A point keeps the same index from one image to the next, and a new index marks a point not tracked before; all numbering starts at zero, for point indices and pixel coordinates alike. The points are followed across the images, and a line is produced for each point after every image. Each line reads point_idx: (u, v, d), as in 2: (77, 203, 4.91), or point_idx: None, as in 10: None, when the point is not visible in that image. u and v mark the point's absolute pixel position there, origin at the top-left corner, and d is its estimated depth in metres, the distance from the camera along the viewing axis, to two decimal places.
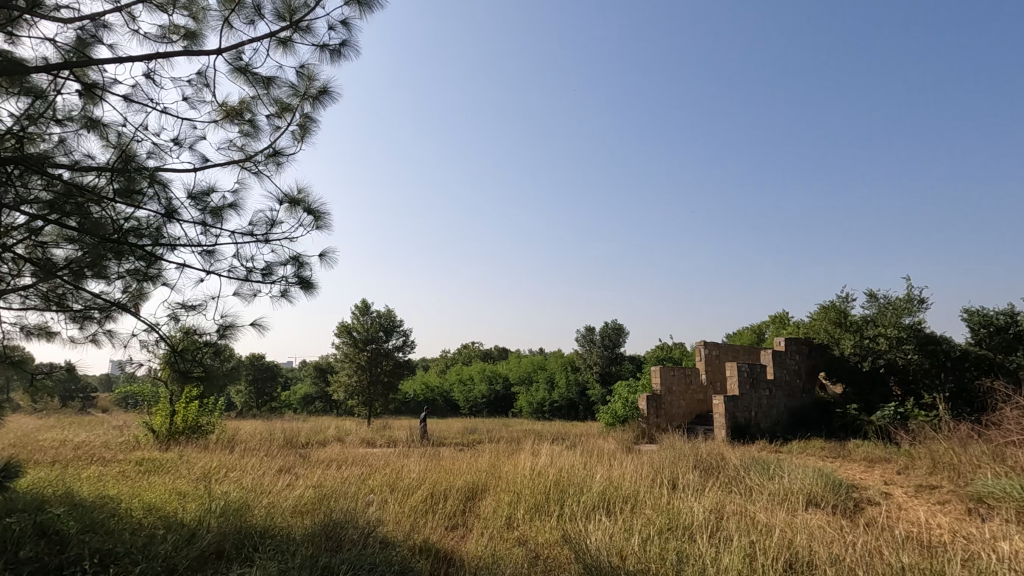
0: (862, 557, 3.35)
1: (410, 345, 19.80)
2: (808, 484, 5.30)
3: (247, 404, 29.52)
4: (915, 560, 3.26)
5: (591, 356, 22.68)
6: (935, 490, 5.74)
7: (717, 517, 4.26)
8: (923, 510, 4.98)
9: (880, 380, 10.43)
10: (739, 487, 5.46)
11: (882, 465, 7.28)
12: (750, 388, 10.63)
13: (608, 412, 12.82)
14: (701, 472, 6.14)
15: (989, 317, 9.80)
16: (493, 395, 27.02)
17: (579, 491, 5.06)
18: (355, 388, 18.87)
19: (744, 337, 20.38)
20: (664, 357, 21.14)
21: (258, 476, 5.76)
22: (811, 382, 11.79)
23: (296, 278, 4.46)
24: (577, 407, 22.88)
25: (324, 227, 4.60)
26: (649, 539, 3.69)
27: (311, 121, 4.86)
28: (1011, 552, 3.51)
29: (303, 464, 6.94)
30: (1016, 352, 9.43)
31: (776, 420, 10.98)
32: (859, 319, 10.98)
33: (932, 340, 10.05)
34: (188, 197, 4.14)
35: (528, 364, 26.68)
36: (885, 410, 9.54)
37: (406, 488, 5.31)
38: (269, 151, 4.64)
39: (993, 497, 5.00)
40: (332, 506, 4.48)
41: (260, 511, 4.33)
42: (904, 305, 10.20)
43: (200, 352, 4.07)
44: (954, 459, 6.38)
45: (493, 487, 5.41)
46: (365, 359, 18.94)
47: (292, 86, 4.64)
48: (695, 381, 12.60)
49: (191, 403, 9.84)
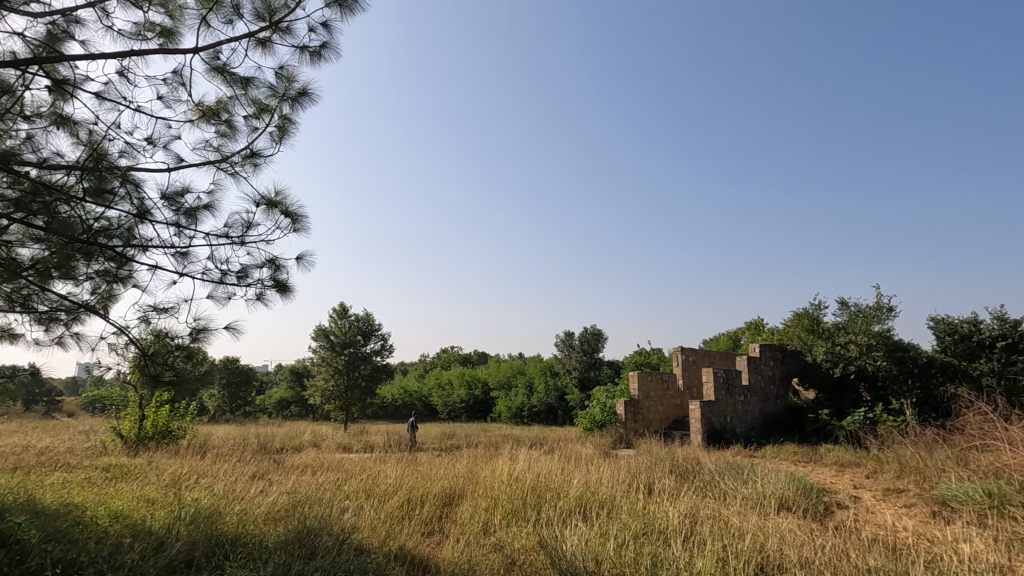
0: (830, 559, 3.43)
1: (388, 349, 19.65)
2: (781, 489, 5.39)
3: (220, 408, 28.95)
4: (881, 563, 3.35)
5: (570, 360, 22.79)
6: (901, 494, 5.91)
7: (691, 521, 4.32)
8: (890, 514, 5.12)
9: (850, 386, 10.70)
10: (714, 492, 5.54)
11: (852, 469, 7.46)
12: (726, 394, 10.80)
13: (586, 417, 12.87)
14: (676, 477, 6.21)
15: (955, 325, 10.16)
16: (472, 400, 26.90)
17: (556, 496, 5.08)
18: (332, 393, 18.63)
19: (720, 343, 20.72)
20: (642, 362, 21.35)
21: (230, 482, 5.65)
22: (785, 387, 12.03)
23: (272, 281, 4.42)
24: (555, 412, 22.71)
25: (301, 230, 4.57)
26: (625, 543, 3.73)
27: (289, 123, 4.82)
28: (972, 554, 3.63)
29: (278, 470, 6.82)
30: (978, 359, 9.78)
31: (751, 425, 11.16)
32: (831, 326, 11.30)
33: (900, 347, 10.35)
34: (162, 198, 4.07)
35: (508, 369, 26.67)
36: (856, 415, 9.77)
37: (382, 494, 5.26)
38: (246, 152, 4.59)
39: (957, 500, 5.18)
40: (306, 513, 4.41)
41: (232, 518, 4.25)
42: (874, 313, 10.52)
43: (172, 355, 4.00)
44: (920, 463, 6.57)
45: (470, 492, 5.39)
46: (343, 363, 18.71)
47: (270, 87, 4.61)
48: (672, 386, 12.75)
49: (162, 408, 9.62)
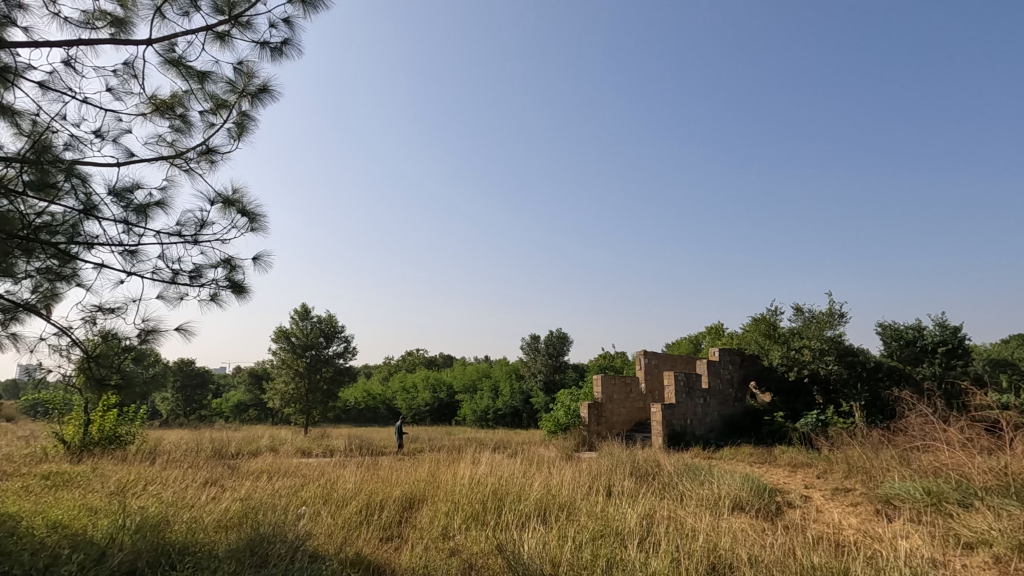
0: (777, 557, 3.55)
1: (352, 351, 19.33)
2: (735, 490, 5.54)
3: (173, 412, 27.96)
4: (825, 560, 3.47)
5: (535, 364, 23.00)
6: (848, 492, 6.16)
7: (648, 522, 4.41)
8: (838, 512, 5.33)
9: (805, 389, 11.08)
10: (672, 493, 5.66)
11: (804, 469, 7.73)
12: (686, 396, 11.03)
13: (550, 420, 12.93)
14: (636, 479, 6.31)
15: (900, 331, 10.66)
16: (437, 403, 26.65)
17: (517, 499, 5.10)
18: (293, 396, 18.20)
19: (682, 346, 21.21)
20: (607, 365, 21.62)
21: (179, 489, 5.44)
22: (743, 391, 12.36)
23: (228, 281, 4.35)
24: (520, 415, 22.67)
25: (259, 230, 4.51)
26: (582, 545, 3.78)
27: (248, 120, 4.72)
28: (908, 549, 3.82)
29: (232, 475, 6.63)
30: (922, 364, 10.31)
31: (710, 427, 11.43)
32: (787, 331, 11.67)
33: (850, 351, 10.80)
34: (110, 193, 3.92)
35: (473, 372, 26.61)
36: (808, 418, 10.13)
37: (341, 499, 5.17)
38: (202, 148, 4.49)
39: (899, 498, 5.42)
40: (260, 519, 4.29)
41: (180, 526, 4.10)
42: (826, 319, 10.94)
43: (119, 357, 3.85)
44: (866, 464, 6.86)
45: (431, 497, 5.35)
46: (304, 366, 18.30)
47: (229, 83, 4.51)
48: (635, 389, 12.97)
49: (110, 412, 9.21)
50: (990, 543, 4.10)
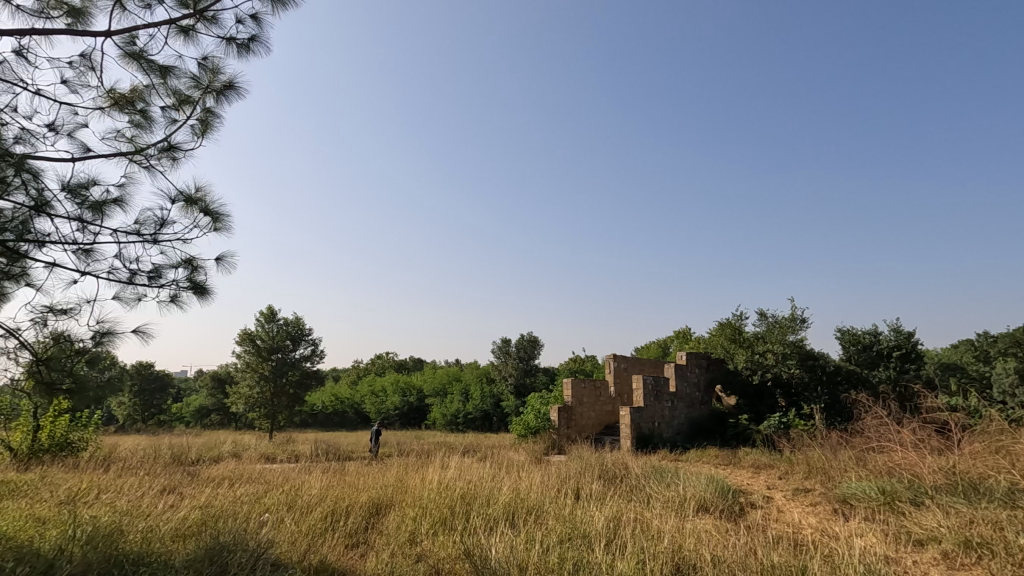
0: (739, 557, 3.63)
1: (319, 355, 18.99)
2: (700, 492, 5.64)
3: (130, 417, 26.95)
4: (784, 559, 3.57)
5: (506, 368, 23.02)
6: (808, 493, 6.35)
7: (614, 524, 4.46)
8: (797, 512, 5.49)
9: (768, 392, 11.38)
10: (638, 496, 5.72)
11: (767, 470, 7.93)
12: (654, 399, 11.20)
13: (520, 424, 12.94)
14: (604, 482, 6.36)
15: (858, 336, 11.10)
16: (406, 407, 26.36)
17: (485, 503, 5.08)
18: (257, 400, 17.75)
19: (651, 350, 21.54)
20: (577, 369, 21.77)
21: (135, 497, 5.25)
22: (709, 394, 12.63)
23: (189, 282, 4.25)
24: (490, 418, 22.62)
25: (222, 230, 4.42)
26: (550, 548, 3.79)
27: (213, 116, 4.61)
28: (863, 547, 3.95)
29: (191, 482, 6.43)
30: (877, 367, 10.75)
31: (677, 430, 11.61)
32: (751, 336, 11.97)
33: (811, 355, 11.13)
34: (63, 189, 3.77)
35: (443, 376, 26.44)
36: (771, 420, 10.41)
37: (305, 505, 5.07)
38: (163, 145, 4.36)
39: (855, 497, 5.62)
40: (220, 528, 4.17)
41: (135, 536, 3.96)
42: (789, 324, 11.27)
43: (72, 361, 3.69)
44: (826, 465, 7.09)
45: (398, 502, 5.29)
46: (269, 369, 17.88)
47: (193, 78, 4.40)
48: (604, 393, 13.09)
49: (61, 418, 8.82)
50: (939, 540, 4.27)
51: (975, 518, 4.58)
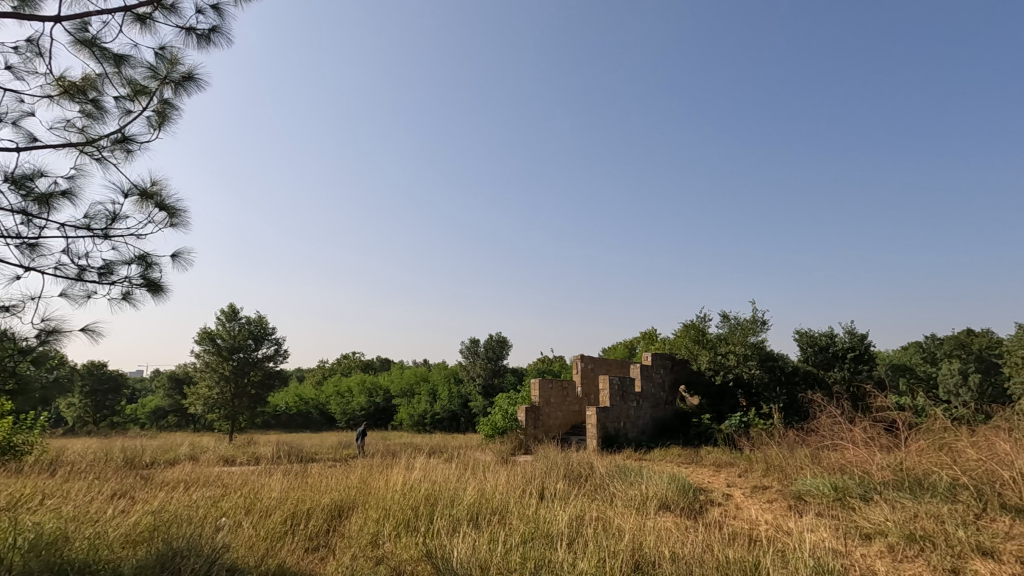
0: (696, 554, 3.71)
1: (283, 354, 18.58)
2: (662, 490, 5.74)
3: (81, 419, 25.83)
4: (738, 554, 3.67)
5: (474, 368, 23.00)
6: (765, 489, 6.55)
7: (578, 523, 4.52)
8: (755, 509, 5.65)
9: (729, 392, 11.68)
10: (602, 494, 5.81)
11: (727, 468, 8.13)
12: (620, 399, 11.35)
13: (487, 424, 12.89)
14: (569, 482, 6.40)
15: (815, 337, 11.53)
16: (373, 407, 26.00)
17: (449, 504, 5.08)
18: (217, 401, 17.24)
19: (617, 351, 21.85)
20: (545, 369, 21.88)
21: (83, 503, 5.02)
22: (673, 394, 12.87)
23: (142, 279, 4.12)
24: (458, 419, 22.59)
25: (178, 227, 4.31)
26: (512, 548, 3.80)
27: (170, 108, 4.47)
28: (814, 541, 4.10)
29: (144, 486, 6.19)
30: (832, 368, 11.18)
31: (642, 430, 11.79)
32: (714, 337, 12.24)
33: (771, 356, 11.47)
34: (7, 181, 3.60)
35: (411, 376, 26.18)
36: (732, 419, 10.68)
37: (264, 509, 4.94)
38: (116, 137, 4.21)
39: (810, 494, 5.83)
40: (173, 533, 4.04)
41: (81, 542, 3.79)
42: (750, 326, 11.60)
43: (15, 361, 3.51)
44: (782, 463, 7.32)
45: (361, 504, 5.22)
46: (230, 369, 17.39)
47: (149, 69, 4.26)
48: (571, 393, 13.20)
49: (4, 420, 8.38)
50: (886, 533, 4.46)
51: (919, 512, 4.80)
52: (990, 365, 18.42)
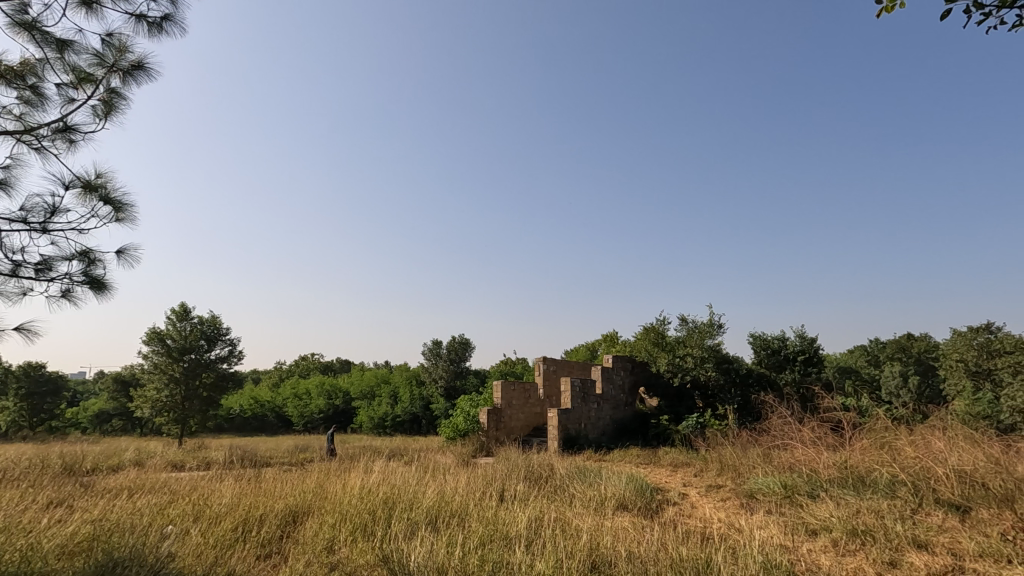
0: (651, 553, 3.78)
1: (237, 355, 17.98)
2: (620, 491, 5.82)
3: (15, 424, 24.34)
4: (691, 552, 3.76)
5: (436, 370, 22.82)
6: (719, 488, 6.75)
7: (537, 525, 4.54)
8: (709, 507, 5.82)
9: (687, 394, 11.97)
10: (562, 495, 5.87)
11: (683, 468, 8.33)
12: (581, 401, 11.46)
13: (448, 426, 12.78)
14: (529, 483, 6.42)
15: (768, 341, 11.93)
16: (331, 410, 25.46)
17: (408, 507, 5.03)
18: (165, 404, 16.55)
19: (579, 353, 22.08)
20: (507, 371, 21.89)
21: (14, 513, 4.72)
22: (633, 396, 13.08)
23: (84, 276, 3.93)
24: (419, 421, 22.40)
25: (124, 222, 4.13)
26: (471, 551, 3.78)
27: (117, 97, 4.27)
28: (764, 538, 4.24)
29: (83, 494, 5.88)
30: (783, 370, 11.61)
31: (602, 431, 11.95)
32: (672, 340, 12.52)
33: (726, 359, 11.79)
34: None
35: (372, 378, 25.77)
36: (690, 420, 10.95)
37: (214, 515, 4.78)
38: (58, 125, 4.00)
39: (761, 493, 6.04)
40: (114, 543, 3.85)
41: (12, 555, 3.57)
42: (707, 329, 11.91)
43: None
44: (736, 462, 7.56)
45: (317, 509, 5.10)
46: (181, 371, 16.72)
47: (95, 55, 4.07)
48: (533, 394, 13.26)
49: None
50: (830, 529, 4.65)
51: (861, 508, 5.03)
52: (927, 368, 19.54)
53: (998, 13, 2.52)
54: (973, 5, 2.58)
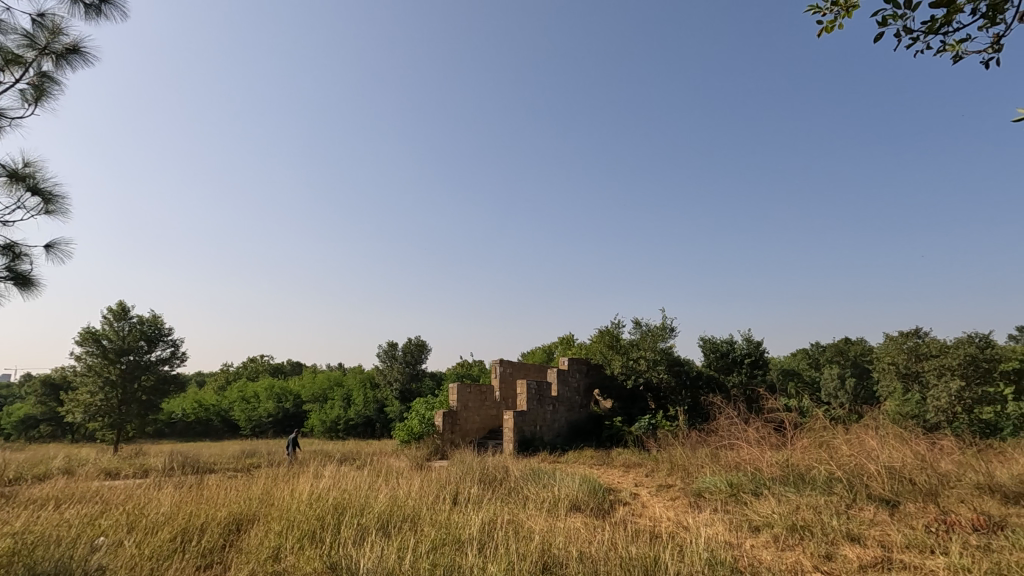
0: (602, 552, 3.85)
1: (180, 358, 17.18)
2: (574, 492, 5.89)
3: None
4: (640, 550, 3.84)
5: (391, 372, 22.49)
6: (668, 488, 6.93)
7: (490, 527, 4.53)
8: (659, 506, 5.97)
9: (640, 396, 12.24)
10: (516, 497, 5.89)
11: (635, 469, 8.50)
12: (536, 404, 11.52)
13: (403, 429, 12.57)
14: (484, 486, 6.42)
15: (717, 344, 12.33)
16: (281, 414, 24.64)
17: (358, 512, 4.92)
18: (100, 409, 15.61)
19: (536, 356, 22.22)
20: (464, 374, 21.79)
21: None
22: (588, 398, 13.24)
23: (8, 272, 3.68)
24: (373, 425, 21.99)
25: (54, 215, 3.90)
26: (421, 556, 3.73)
27: (49, 82, 4.03)
28: (710, 535, 4.38)
29: (4, 506, 5.46)
30: (731, 372, 12.02)
31: (557, 433, 12.03)
32: (626, 342, 12.76)
33: (678, 361, 12.11)
34: None
35: (324, 381, 25.13)
36: (642, 422, 11.19)
37: (151, 525, 4.54)
38: None
39: (708, 491, 6.23)
40: (38, 557, 3.61)
41: None
42: (660, 332, 12.19)
43: None
44: (685, 462, 7.77)
45: (263, 517, 4.93)
46: (117, 374, 15.84)
47: (24, 37, 3.82)
48: (489, 397, 13.24)
49: None
50: (772, 525, 4.84)
51: (800, 504, 5.26)
52: (862, 370, 20.66)
53: (925, 38, 2.70)
54: (902, 30, 2.76)
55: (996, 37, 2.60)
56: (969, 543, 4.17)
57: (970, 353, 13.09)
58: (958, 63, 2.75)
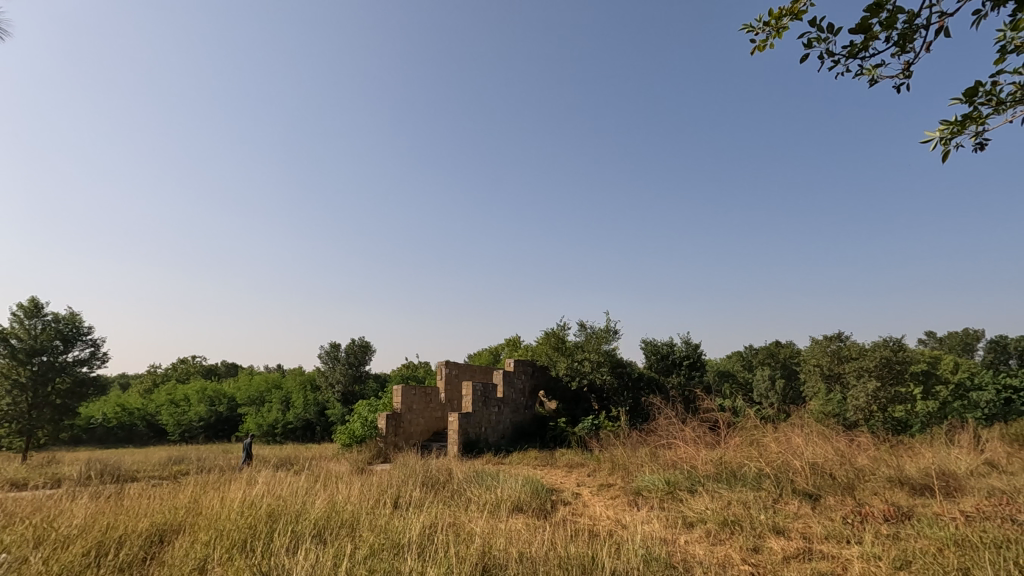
0: (542, 552, 3.90)
1: (100, 359, 16.06)
2: (517, 493, 5.93)
3: None
4: (579, 549, 3.92)
5: (333, 374, 21.86)
6: (609, 487, 7.07)
7: (431, 531, 4.48)
8: (599, 505, 6.09)
9: (584, 397, 12.49)
10: (458, 500, 5.86)
11: (578, 469, 8.64)
12: (481, 405, 11.48)
13: (344, 433, 12.23)
14: (426, 489, 6.35)
15: (658, 346, 12.75)
16: (213, 418, 23.48)
17: (292, 520, 4.74)
18: (5, 414, 14.31)
19: (482, 357, 22.18)
20: (408, 375, 21.48)
21: None
22: (533, 399, 13.34)
23: None
24: (313, 428, 21.30)
25: None
26: (359, 562, 3.65)
27: None
28: (646, 532, 4.51)
29: None
30: (670, 374, 12.46)
31: (502, 434, 12.03)
32: (571, 345, 12.92)
33: (621, 363, 12.41)
34: None
35: (261, 383, 24.15)
36: (585, 422, 11.38)
37: (61, 539, 4.21)
38: None
39: (646, 489, 6.41)
40: None
41: None
42: (603, 335, 12.47)
43: None
44: (626, 462, 7.96)
45: (189, 527, 4.67)
46: (28, 376, 14.62)
47: None
48: (434, 399, 13.11)
49: None
50: (704, 520, 5.03)
51: (731, 500, 5.50)
52: (790, 372, 21.87)
53: (845, 62, 2.88)
54: (826, 52, 2.93)
55: (907, 64, 2.80)
56: (880, 532, 4.49)
57: (884, 356, 14.08)
58: (874, 86, 2.95)
